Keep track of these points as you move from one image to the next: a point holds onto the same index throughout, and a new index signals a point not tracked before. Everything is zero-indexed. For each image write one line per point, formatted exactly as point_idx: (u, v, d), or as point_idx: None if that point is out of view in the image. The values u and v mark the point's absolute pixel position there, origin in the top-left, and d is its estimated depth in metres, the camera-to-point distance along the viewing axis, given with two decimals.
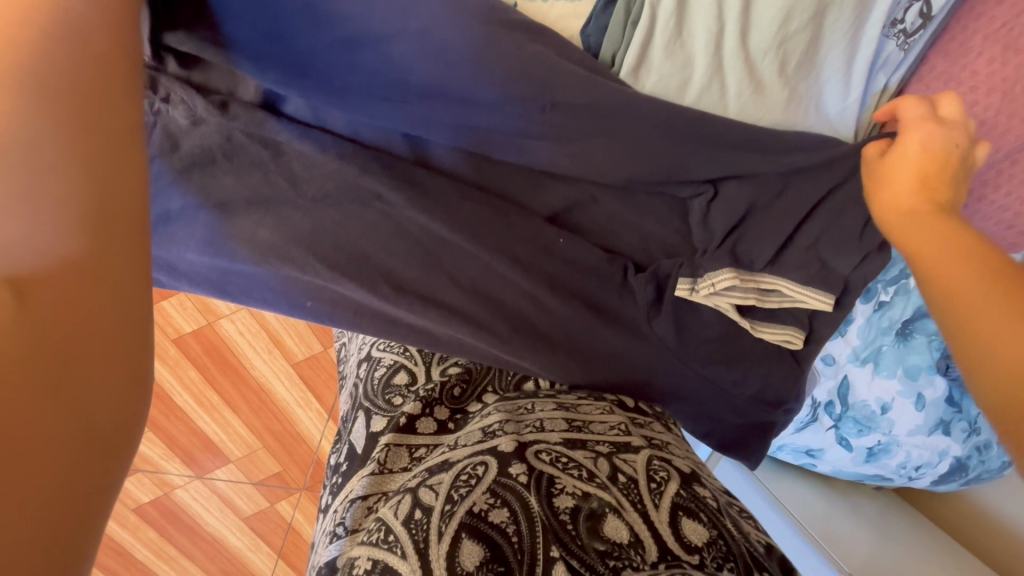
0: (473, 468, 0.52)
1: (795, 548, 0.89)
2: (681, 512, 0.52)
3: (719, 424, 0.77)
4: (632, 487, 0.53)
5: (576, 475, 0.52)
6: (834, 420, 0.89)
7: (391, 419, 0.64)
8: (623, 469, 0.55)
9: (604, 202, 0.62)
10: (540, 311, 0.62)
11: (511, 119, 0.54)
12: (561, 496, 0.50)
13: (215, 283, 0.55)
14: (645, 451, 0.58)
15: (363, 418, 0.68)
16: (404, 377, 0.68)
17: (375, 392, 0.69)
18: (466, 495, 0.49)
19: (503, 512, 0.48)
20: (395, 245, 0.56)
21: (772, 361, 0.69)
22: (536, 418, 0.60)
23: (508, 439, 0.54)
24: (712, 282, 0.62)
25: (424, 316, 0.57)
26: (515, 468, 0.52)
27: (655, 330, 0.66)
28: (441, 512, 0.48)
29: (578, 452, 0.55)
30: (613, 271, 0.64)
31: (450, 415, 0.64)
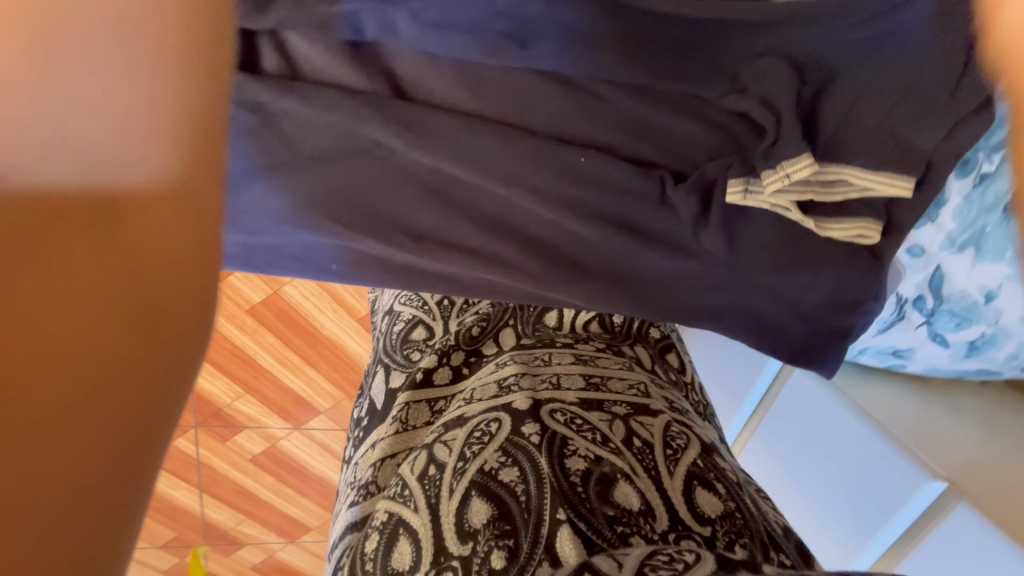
0: (488, 426, 0.57)
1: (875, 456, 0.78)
2: (696, 481, 0.54)
3: (780, 332, 0.73)
4: (648, 451, 0.56)
5: (590, 438, 0.56)
6: (924, 317, 0.79)
7: (408, 375, 0.68)
8: (638, 434, 0.58)
9: (630, 109, 0.55)
10: (569, 239, 0.60)
11: (509, 58, 0.48)
12: (574, 457, 0.53)
13: (240, 258, 0.56)
14: (664, 417, 0.61)
15: (381, 374, 0.69)
16: (422, 332, 0.70)
17: (393, 347, 0.70)
18: (478, 453, 0.55)
19: (513, 471, 0.52)
20: (405, 192, 0.53)
21: (839, 259, 0.66)
22: (552, 374, 0.64)
23: (522, 397, 0.58)
24: (784, 171, 0.54)
25: (448, 261, 0.56)
26: (528, 428, 0.56)
27: (703, 245, 0.63)
28: (453, 470, 0.54)
29: (593, 415, 0.59)
30: (647, 187, 0.58)
31: (465, 359, 0.69)
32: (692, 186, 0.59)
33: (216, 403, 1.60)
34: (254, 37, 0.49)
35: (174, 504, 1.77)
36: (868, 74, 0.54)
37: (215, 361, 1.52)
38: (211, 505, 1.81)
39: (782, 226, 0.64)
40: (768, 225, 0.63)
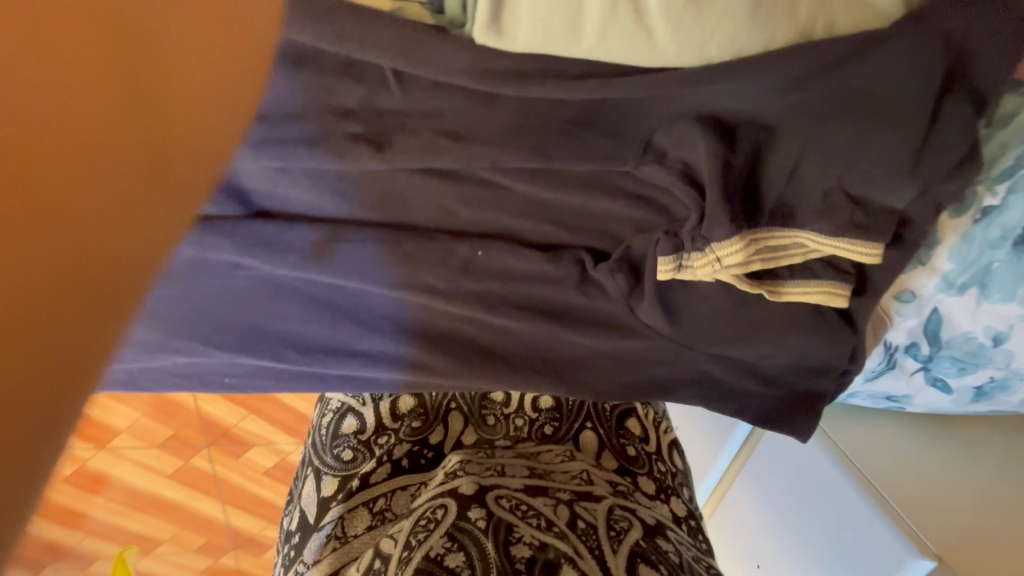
0: (433, 513, 0.53)
1: (862, 523, 0.73)
2: (640, 560, 0.50)
3: (745, 394, 0.65)
4: (593, 532, 0.51)
5: (534, 524, 0.50)
6: (921, 363, 0.69)
7: (342, 480, 0.65)
8: (583, 516, 0.53)
9: (531, 191, 0.47)
10: (483, 329, 0.54)
11: (370, 162, 0.42)
12: (518, 544, 0.47)
13: (121, 380, 0.52)
14: (607, 500, 0.58)
15: (312, 479, 0.66)
16: (353, 425, 0.69)
17: (324, 447, 0.69)
18: (423, 541, 0.49)
19: (460, 555, 0.46)
20: (283, 305, 0.48)
21: (800, 323, 0.58)
22: (497, 464, 0.61)
23: (467, 482, 0.55)
24: (715, 255, 0.47)
25: (346, 367, 0.52)
26: (474, 512, 0.51)
27: (639, 319, 0.56)
28: (399, 560, 0.49)
29: (538, 499, 0.55)
30: (563, 271, 0.51)
31: (404, 451, 0.66)
32: (616, 264, 0.52)
33: (222, 425, 1.64)
34: None
35: (197, 517, 1.84)
36: (812, 131, 0.44)
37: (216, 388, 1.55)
38: (234, 513, 1.88)
39: (731, 294, 0.56)
40: (714, 295, 0.56)
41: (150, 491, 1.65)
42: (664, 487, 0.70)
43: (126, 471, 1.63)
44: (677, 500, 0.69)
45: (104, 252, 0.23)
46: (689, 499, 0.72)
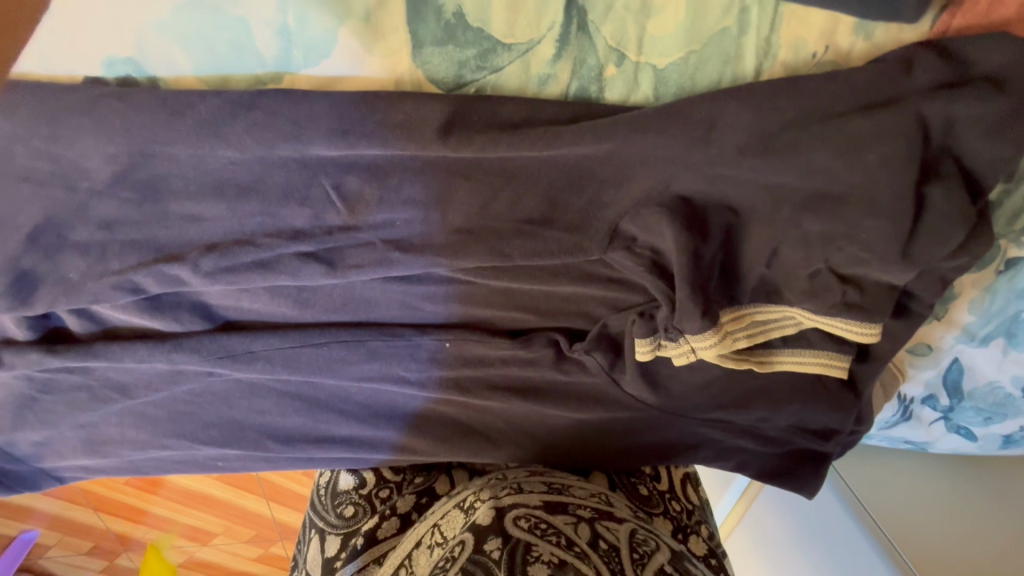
0: (451, 550, 0.50)
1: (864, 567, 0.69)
2: None
3: (745, 451, 0.62)
4: (615, 555, 0.49)
5: (554, 543, 0.48)
6: (940, 413, 0.64)
7: (345, 540, 0.60)
8: (604, 536, 0.50)
9: (498, 282, 0.46)
10: (464, 407, 0.54)
11: (323, 277, 0.41)
12: (536, 565, 0.46)
13: (125, 471, 0.54)
14: (629, 521, 0.54)
15: (316, 541, 0.62)
16: (353, 480, 0.65)
17: (326, 505, 0.65)
18: None
19: None
20: (261, 402, 0.49)
21: (796, 389, 0.54)
22: (514, 480, 0.56)
23: (484, 510, 0.52)
24: (689, 345, 0.46)
25: (328, 452, 0.53)
26: (489, 543, 0.48)
27: (624, 390, 0.55)
28: None
29: (558, 517, 0.52)
30: (538, 353, 0.50)
31: (413, 503, 0.62)
32: (592, 343, 0.50)
33: None
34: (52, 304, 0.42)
35: None
36: (790, 218, 0.41)
37: None
38: None
39: (720, 366, 0.53)
40: (702, 366, 0.53)
41: None
42: (684, 527, 0.63)
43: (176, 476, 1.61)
44: (696, 540, 0.62)
45: None
46: (712, 537, 0.64)
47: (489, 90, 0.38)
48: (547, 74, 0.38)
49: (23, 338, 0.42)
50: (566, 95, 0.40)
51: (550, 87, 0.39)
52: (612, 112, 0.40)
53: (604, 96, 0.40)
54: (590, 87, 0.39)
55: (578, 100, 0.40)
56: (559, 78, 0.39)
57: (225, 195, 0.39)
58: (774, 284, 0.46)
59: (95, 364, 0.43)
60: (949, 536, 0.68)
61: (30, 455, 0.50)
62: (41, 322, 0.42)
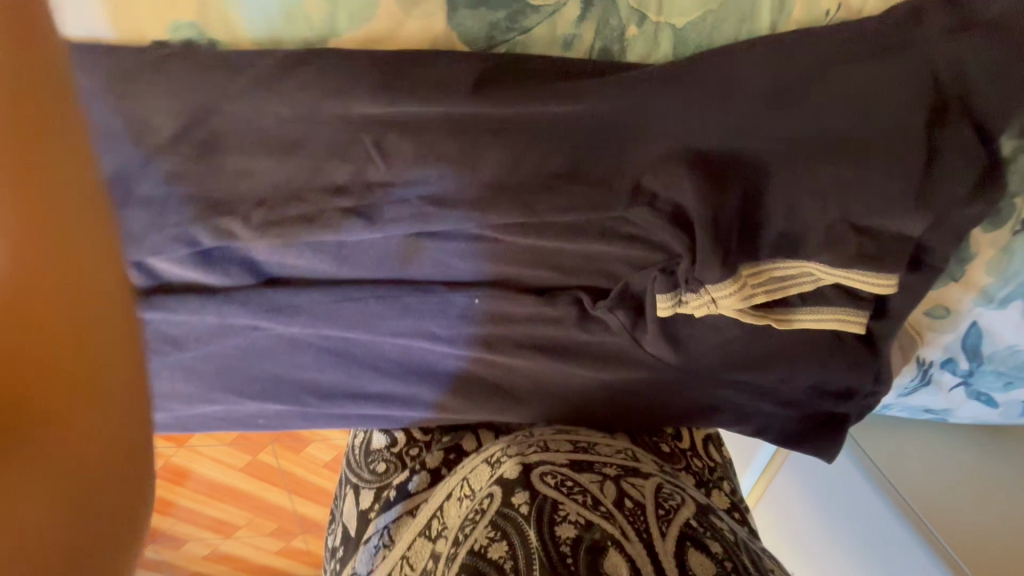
0: (480, 503, 0.52)
1: (887, 537, 0.69)
2: (690, 542, 0.49)
3: (765, 415, 0.64)
4: (640, 512, 0.51)
5: (581, 501, 0.50)
6: (959, 378, 0.65)
7: (379, 492, 0.64)
8: (630, 494, 0.52)
9: (525, 240, 0.48)
10: (491, 366, 0.56)
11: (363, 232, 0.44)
12: (563, 524, 0.48)
13: (172, 426, 0.57)
14: (655, 478, 0.56)
15: (352, 494, 0.67)
16: (383, 440, 0.68)
17: (359, 463, 0.69)
18: (469, 534, 0.50)
19: (502, 546, 0.47)
20: (302, 358, 0.52)
21: (814, 348, 0.56)
22: (540, 440, 0.58)
23: (510, 466, 0.53)
24: (710, 296, 0.49)
25: (364, 408, 0.56)
26: (517, 498, 0.50)
27: (647, 350, 0.56)
28: (448, 556, 0.50)
29: (583, 476, 0.53)
30: (564, 311, 0.52)
31: (442, 459, 0.64)
32: (615, 302, 0.53)
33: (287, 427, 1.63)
34: None
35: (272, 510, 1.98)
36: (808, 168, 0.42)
37: None
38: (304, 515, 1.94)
39: (739, 324, 0.55)
40: (722, 325, 0.55)
41: (219, 487, 1.72)
42: (706, 481, 0.65)
43: (204, 468, 1.66)
44: (717, 494, 0.65)
45: (114, 420, 0.31)
46: (732, 492, 0.66)
47: (519, 50, 0.41)
48: (572, 35, 0.41)
49: None
50: (591, 55, 0.42)
51: (576, 47, 0.42)
52: (634, 69, 0.42)
53: (626, 56, 0.42)
54: (613, 47, 0.42)
55: (601, 60, 0.42)
56: (584, 38, 0.42)
57: (273, 151, 0.41)
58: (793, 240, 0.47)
59: (156, 316, 0.47)
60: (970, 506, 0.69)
61: None
62: None
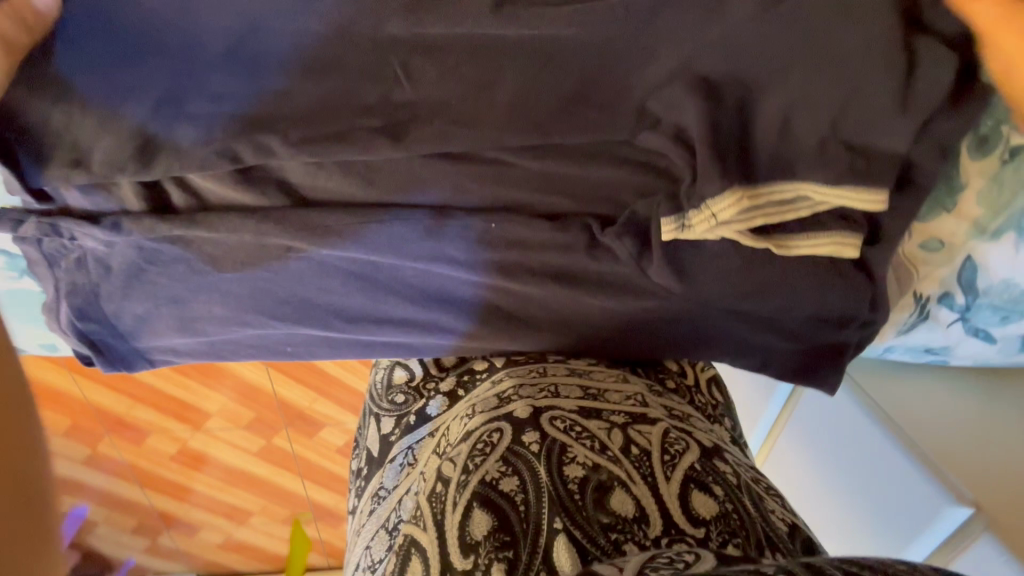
0: (489, 436, 0.59)
1: (900, 475, 0.70)
2: (692, 484, 0.55)
3: (768, 348, 0.67)
4: (646, 458, 0.57)
5: (588, 446, 0.57)
6: (957, 314, 0.67)
7: (398, 418, 0.75)
8: (637, 441, 0.58)
9: (537, 165, 0.52)
10: (505, 294, 0.59)
11: (388, 151, 0.47)
12: (571, 466, 0.55)
13: (207, 351, 0.62)
14: (662, 423, 0.61)
15: (374, 421, 0.78)
16: (403, 376, 0.79)
17: (380, 396, 0.80)
18: (480, 464, 0.56)
19: (513, 482, 0.54)
20: (330, 282, 0.56)
21: (814, 275, 0.58)
22: (552, 383, 0.64)
23: (521, 408, 0.60)
24: (710, 211, 0.51)
25: (387, 332, 0.60)
26: (527, 437, 0.57)
27: (654, 280, 0.59)
28: (457, 483, 0.56)
29: (592, 423, 0.60)
30: (574, 236, 0.56)
31: (455, 387, 0.74)
32: (622, 228, 0.56)
33: (298, 408, 1.62)
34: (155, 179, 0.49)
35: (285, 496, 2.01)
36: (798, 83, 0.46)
37: (291, 374, 1.53)
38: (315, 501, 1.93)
39: (740, 251, 0.58)
40: (725, 253, 0.58)
41: (234, 471, 1.76)
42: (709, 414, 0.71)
43: (219, 451, 1.70)
44: (721, 427, 0.71)
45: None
46: (732, 427, 0.73)
47: None
48: None
49: (137, 210, 0.50)
50: None
51: None
52: None
53: None
54: None
55: None
56: None
57: (310, 72, 0.46)
58: (788, 161, 0.50)
59: (197, 234, 0.51)
60: (984, 437, 0.68)
61: (131, 332, 0.58)
62: (154, 194, 0.50)
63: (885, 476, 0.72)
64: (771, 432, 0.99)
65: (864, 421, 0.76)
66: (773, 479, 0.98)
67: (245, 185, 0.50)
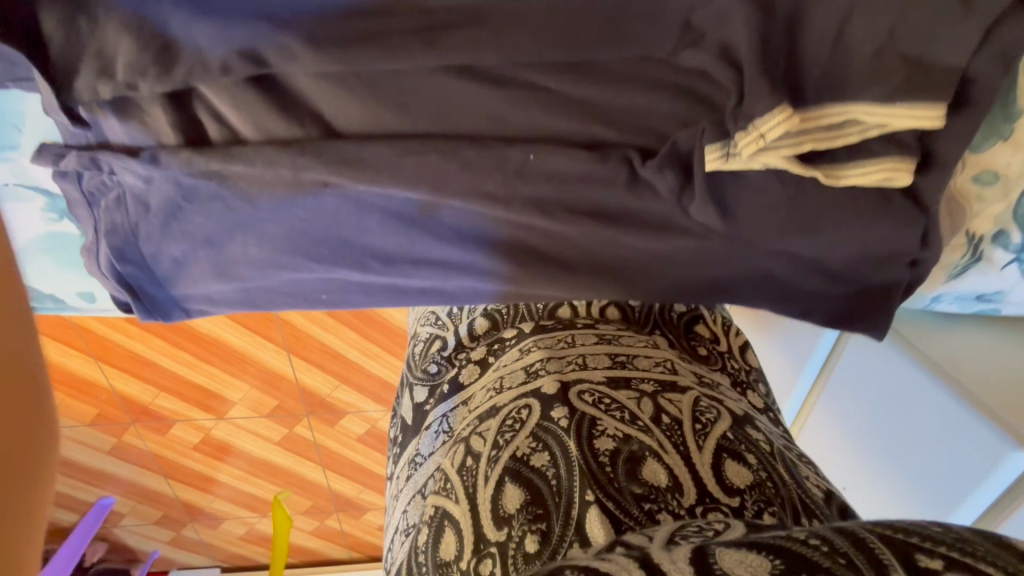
0: (518, 413, 0.61)
1: (952, 422, 0.67)
2: (726, 453, 0.56)
3: (810, 292, 0.65)
4: (677, 427, 0.58)
5: (618, 418, 0.58)
6: (1013, 255, 0.63)
7: (430, 387, 0.76)
8: (667, 410, 0.60)
9: (572, 94, 0.51)
10: (541, 235, 0.59)
11: (423, 56, 0.46)
12: (602, 438, 0.56)
13: (244, 301, 0.63)
14: (693, 393, 0.62)
15: (408, 393, 0.79)
16: (438, 344, 0.80)
17: (416, 364, 0.81)
18: (510, 440, 0.58)
19: (544, 456, 0.56)
20: (365, 221, 0.55)
21: (863, 209, 0.56)
22: (578, 354, 0.67)
23: (549, 382, 0.62)
24: (757, 132, 0.48)
25: (424, 275, 0.60)
26: (557, 412, 0.59)
27: (694, 218, 0.58)
28: (489, 458, 0.58)
29: (621, 393, 0.61)
30: (613, 170, 0.54)
31: (487, 352, 0.74)
32: (664, 161, 0.54)
33: (318, 394, 1.62)
34: (190, 112, 0.49)
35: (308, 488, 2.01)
36: None
37: (311, 360, 1.53)
38: (337, 494, 1.91)
39: (786, 185, 0.55)
40: (770, 185, 0.55)
41: (259, 462, 1.76)
42: (740, 381, 0.73)
43: (243, 442, 1.71)
44: (754, 395, 0.72)
45: None
46: (765, 394, 0.75)
47: None
48: None
49: (173, 143, 0.50)
50: None
51: None
52: None
53: None
54: None
55: None
56: None
57: None
58: (837, 78, 0.48)
59: (234, 169, 0.50)
60: None
61: (170, 276, 0.60)
62: (189, 126, 0.50)
63: (931, 433, 0.70)
64: (805, 402, 0.98)
65: (906, 369, 0.74)
66: (809, 448, 0.97)
67: (280, 116, 0.50)
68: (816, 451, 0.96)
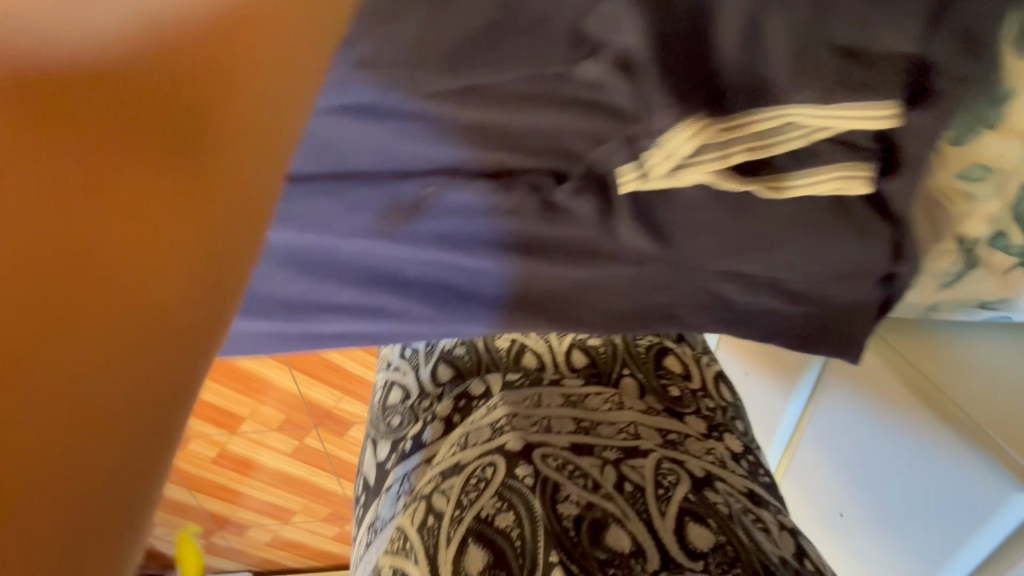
0: (482, 471, 0.55)
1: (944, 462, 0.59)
2: (688, 517, 0.52)
3: (775, 315, 0.57)
4: (640, 495, 0.54)
5: (582, 484, 0.53)
6: (1016, 257, 0.54)
7: (392, 443, 0.69)
8: (630, 477, 0.55)
9: (464, 116, 0.45)
10: (459, 271, 0.53)
11: None
12: (565, 502, 0.51)
13: None
14: (655, 454, 0.58)
15: (370, 447, 0.72)
16: (398, 395, 0.74)
17: (377, 418, 0.75)
18: (474, 500, 0.53)
19: (508, 516, 0.50)
20: (265, 268, 0.51)
21: (817, 221, 0.49)
22: (544, 417, 0.61)
23: (514, 439, 0.56)
24: (664, 147, 0.42)
25: (341, 320, 0.55)
26: (521, 470, 0.54)
27: (624, 243, 0.51)
28: (451, 517, 0.52)
29: (585, 459, 0.56)
30: (521, 198, 0.48)
31: (453, 409, 0.67)
32: (581, 183, 0.48)
33: (325, 407, 1.62)
34: None
35: None
36: None
37: (313, 373, 1.52)
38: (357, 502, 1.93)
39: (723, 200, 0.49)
40: (707, 204, 0.49)
41: (284, 476, 1.80)
42: (717, 423, 0.68)
43: (266, 458, 1.73)
44: (732, 437, 0.66)
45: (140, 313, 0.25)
46: (745, 431, 0.69)
47: None
48: None
49: None
50: None
51: None
52: None
53: None
54: None
55: None
56: None
57: None
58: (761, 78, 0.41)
59: None
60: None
61: None
62: None
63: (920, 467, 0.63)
64: (788, 446, 0.89)
65: (900, 398, 0.65)
66: (794, 500, 0.88)
67: None
68: (803, 504, 0.86)
